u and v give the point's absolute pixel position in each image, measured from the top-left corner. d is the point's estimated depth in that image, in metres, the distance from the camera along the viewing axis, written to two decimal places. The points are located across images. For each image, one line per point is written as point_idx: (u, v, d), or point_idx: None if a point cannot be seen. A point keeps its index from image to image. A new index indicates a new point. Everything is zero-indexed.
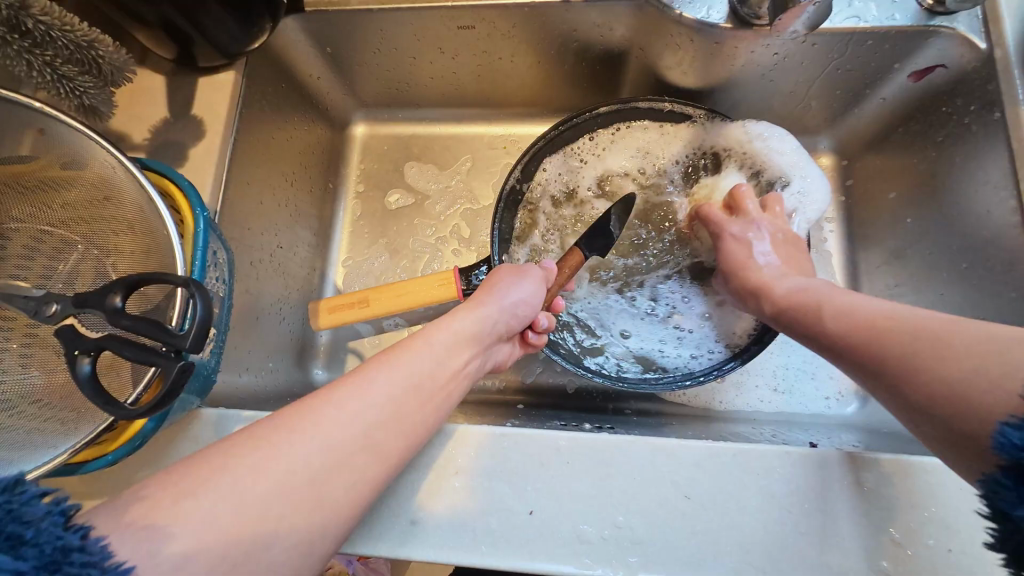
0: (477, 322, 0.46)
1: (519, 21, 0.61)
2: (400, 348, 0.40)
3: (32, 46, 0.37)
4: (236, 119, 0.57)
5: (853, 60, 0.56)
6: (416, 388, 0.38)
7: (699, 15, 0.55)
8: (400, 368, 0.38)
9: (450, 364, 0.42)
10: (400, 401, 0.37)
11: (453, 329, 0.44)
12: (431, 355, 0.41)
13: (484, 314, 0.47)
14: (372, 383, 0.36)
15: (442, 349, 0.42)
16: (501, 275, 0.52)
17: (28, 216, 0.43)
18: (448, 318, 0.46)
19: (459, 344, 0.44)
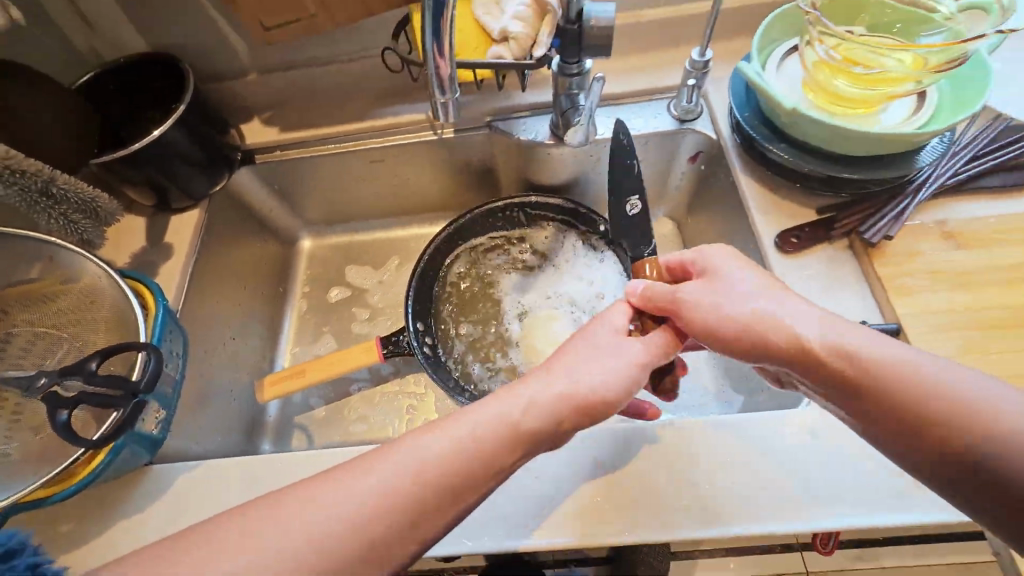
0: (552, 397, 0.43)
1: (414, 153, 0.84)
2: (441, 429, 0.40)
3: (53, 204, 0.54)
4: (197, 242, 0.75)
5: (646, 154, 0.79)
6: (457, 475, 0.38)
7: (531, 137, 0.78)
8: (439, 451, 0.38)
9: (498, 443, 0.40)
10: (439, 482, 0.37)
11: (513, 408, 0.41)
12: (474, 441, 0.39)
13: (560, 390, 0.43)
14: (389, 463, 0.37)
15: (489, 435, 0.40)
16: (585, 336, 0.49)
17: (31, 321, 0.57)
18: (519, 388, 0.43)
19: (513, 431, 0.41)
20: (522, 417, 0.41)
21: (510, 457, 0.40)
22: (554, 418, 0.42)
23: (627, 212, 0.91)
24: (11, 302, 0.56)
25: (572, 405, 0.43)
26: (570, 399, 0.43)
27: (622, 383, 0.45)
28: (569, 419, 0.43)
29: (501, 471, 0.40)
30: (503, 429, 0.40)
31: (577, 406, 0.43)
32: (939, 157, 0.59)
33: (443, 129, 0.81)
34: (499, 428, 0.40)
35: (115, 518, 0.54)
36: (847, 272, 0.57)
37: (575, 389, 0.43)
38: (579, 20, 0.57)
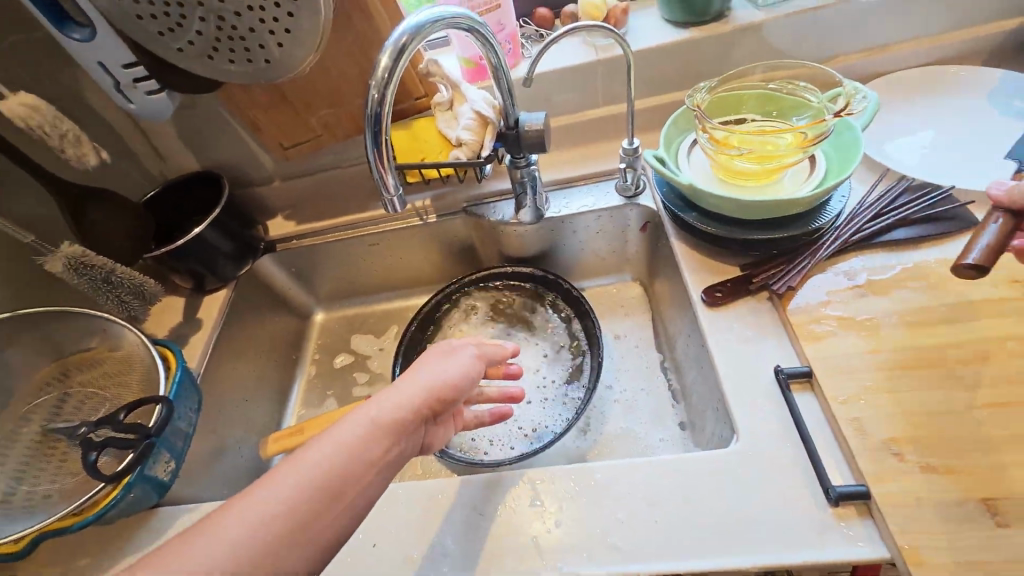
0: (393, 405, 0.47)
1: (405, 236, 0.99)
2: (292, 463, 0.42)
3: (111, 289, 0.70)
4: (222, 317, 0.90)
5: (602, 226, 0.90)
6: (319, 487, 0.41)
7: (500, 217, 0.92)
8: (310, 467, 0.42)
9: (353, 456, 0.43)
10: (303, 500, 0.40)
11: (361, 420, 0.45)
12: (330, 456, 0.43)
13: (401, 395, 0.48)
14: (242, 509, 0.39)
15: (353, 439, 0.44)
16: (423, 358, 0.53)
17: (84, 381, 0.70)
18: (363, 407, 0.47)
19: (369, 433, 0.45)
20: (372, 423, 0.45)
21: (372, 463, 0.44)
22: (405, 416, 0.47)
23: (597, 277, 1.00)
24: (72, 364, 0.70)
25: (414, 403, 0.48)
26: (410, 399, 0.48)
27: (461, 376, 0.52)
28: (419, 416, 0.48)
29: (368, 474, 0.44)
30: (355, 440, 0.44)
31: (421, 403, 0.48)
32: (836, 223, 0.66)
33: (428, 215, 0.96)
34: (350, 439, 0.44)
35: (125, 553, 0.62)
36: (768, 320, 0.62)
37: (417, 391, 0.49)
38: (517, 126, 0.71)
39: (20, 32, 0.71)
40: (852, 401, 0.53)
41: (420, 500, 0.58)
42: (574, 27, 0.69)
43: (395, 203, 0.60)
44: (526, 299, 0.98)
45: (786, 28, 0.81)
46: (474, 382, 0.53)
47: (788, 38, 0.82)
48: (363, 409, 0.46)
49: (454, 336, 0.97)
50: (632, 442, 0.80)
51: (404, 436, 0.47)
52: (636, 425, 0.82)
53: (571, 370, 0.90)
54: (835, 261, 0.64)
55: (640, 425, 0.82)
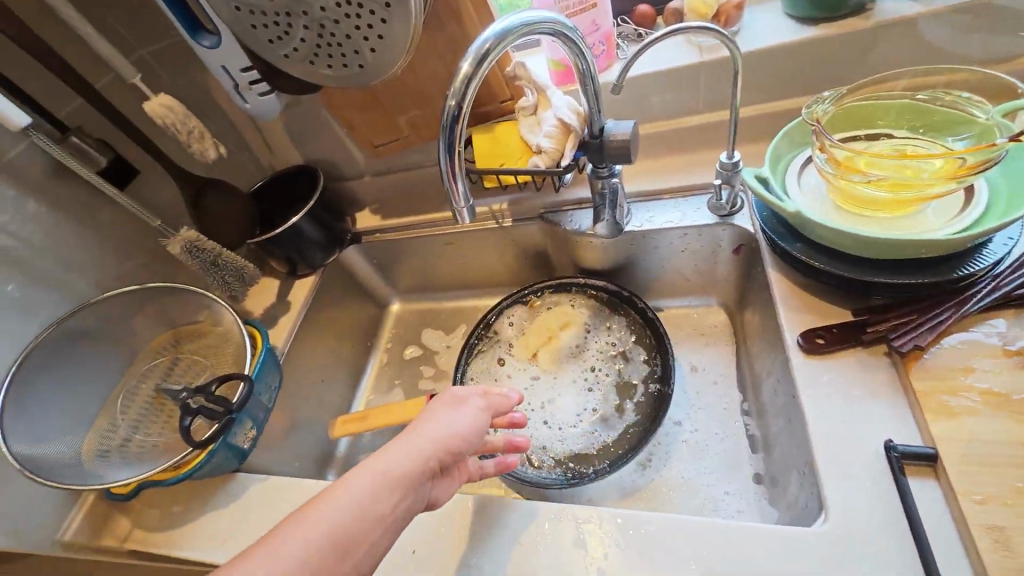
0: (399, 460, 0.48)
1: (479, 238, 0.99)
2: (305, 517, 0.42)
3: (218, 271, 0.78)
4: (309, 301, 0.97)
5: (688, 244, 0.83)
6: (331, 543, 0.41)
7: (576, 227, 0.88)
8: (325, 519, 0.42)
9: (361, 513, 0.44)
10: (315, 555, 0.40)
11: (369, 474, 0.46)
12: (342, 511, 0.43)
13: (407, 450, 0.49)
14: (257, 564, 0.39)
15: (366, 492, 0.45)
16: (427, 412, 0.54)
17: (191, 350, 0.79)
18: (367, 463, 0.47)
19: (377, 489, 0.45)
20: (381, 477, 0.46)
21: (380, 520, 0.45)
22: (412, 471, 0.48)
23: (677, 297, 0.92)
24: (182, 335, 0.79)
25: (421, 459, 0.49)
26: (416, 454, 0.49)
27: (465, 431, 0.52)
28: (425, 471, 0.49)
29: (376, 531, 0.44)
30: (364, 497, 0.44)
31: (428, 459, 0.49)
32: (994, 269, 0.53)
33: (503, 219, 0.95)
34: (359, 496, 0.44)
35: (208, 508, 0.70)
36: (884, 381, 0.52)
37: (424, 446, 0.50)
38: (601, 135, 0.67)
39: (168, 38, 0.82)
40: (991, 503, 0.42)
41: (462, 514, 0.56)
42: (681, 27, 0.62)
43: (467, 212, 0.59)
44: (596, 311, 0.92)
45: (948, 23, 0.67)
46: (477, 436, 0.54)
47: (950, 36, 0.67)
48: (367, 464, 0.47)
49: (518, 342, 0.94)
50: (698, 486, 0.73)
51: (411, 492, 0.47)
52: (705, 468, 0.75)
53: (639, 394, 0.83)
54: (986, 317, 0.52)
55: (709, 468, 0.75)
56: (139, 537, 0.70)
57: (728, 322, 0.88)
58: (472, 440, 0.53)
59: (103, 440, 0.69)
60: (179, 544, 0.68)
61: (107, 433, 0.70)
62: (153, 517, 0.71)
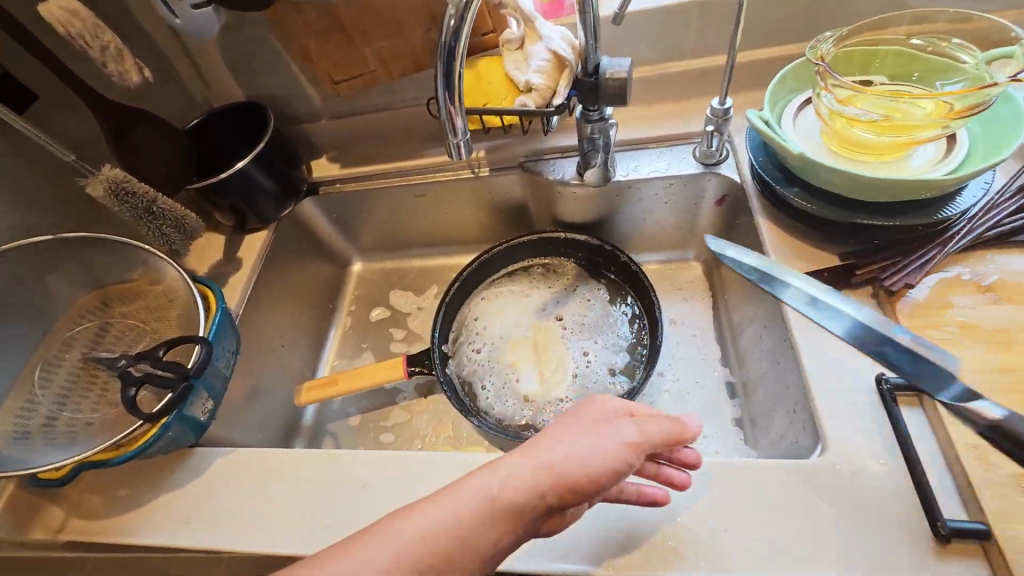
0: (520, 484, 0.42)
1: (453, 190, 0.93)
2: (414, 514, 0.42)
3: (155, 221, 0.67)
4: (264, 259, 0.87)
5: (671, 196, 0.82)
6: (416, 562, 0.39)
7: (559, 176, 0.84)
8: (415, 532, 0.41)
9: (471, 528, 0.41)
10: (399, 574, 0.39)
11: (481, 492, 0.42)
12: (450, 524, 0.41)
13: (515, 481, 0.42)
14: (364, 550, 0.40)
15: (471, 518, 0.41)
16: (569, 421, 0.47)
17: (124, 313, 0.68)
18: (490, 475, 0.43)
19: (488, 514, 0.41)
20: (489, 500, 0.42)
21: (486, 555, 0.41)
22: (519, 511, 0.42)
23: (656, 252, 0.93)
24: (111, 297, 0.68)
25: (528, 502, 0.42)
26: (521, 493, 0.42)
27: (603, 469, 0.43)
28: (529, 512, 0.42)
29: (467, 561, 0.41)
30: (462, 526, 0.41)
31: (532, 498, 0.42)
32: (969, 213, 0.56)
33: (480, 169, 0.89)
34: (472, 508, 0.41)
35: (162, 488, 0.62)
36: None
37: (531, 477, 0.43)
38: (595, 73, 0.63)
39: None
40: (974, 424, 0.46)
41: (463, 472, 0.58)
42: None
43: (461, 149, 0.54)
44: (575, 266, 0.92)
45: None
46: (613, 478, 0.44)
47: None
48: (485, 479, 0.43)
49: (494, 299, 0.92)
50: None
51: (515, 531, 0.42)
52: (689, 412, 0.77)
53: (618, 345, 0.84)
54: (961, 258, 0.55)
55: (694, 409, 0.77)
56: (79, 525, 0.62)
57: (707, 276, 0.90)
58: (604, 483, 0.44)
59: (22, 418, 0.59)
60: (130, 529, 0.60)
61: (26, 410, 0.59)
62: (94, 502, 0.63)
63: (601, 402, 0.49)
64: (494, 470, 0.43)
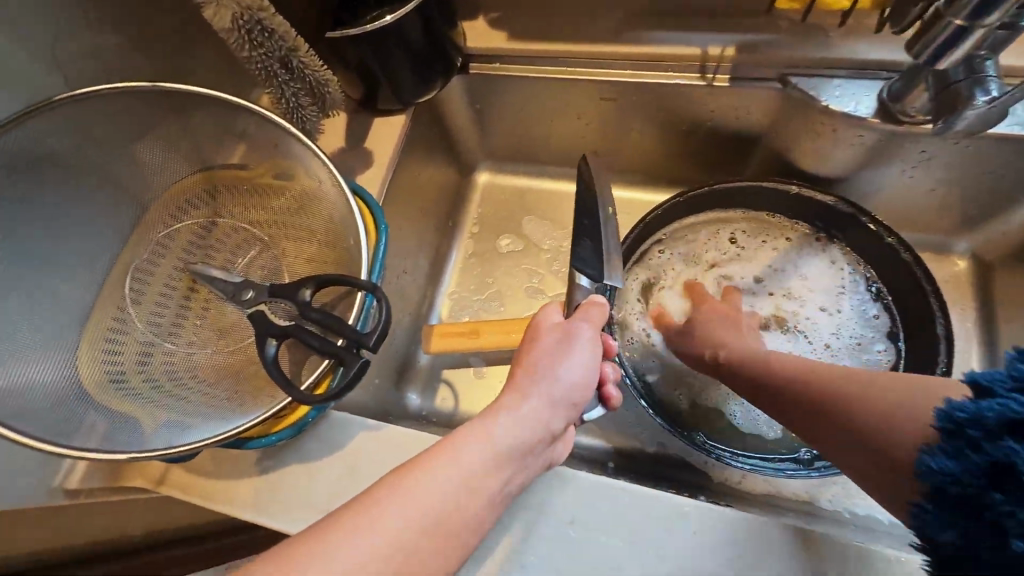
0: (517, 431, 0.41)
1: (659, 98, 0.66)
2: (409, 477, 0.36)
3: (289, 80, 0.44)
4: (397, 156, 0.65)
5: (1002, 165, 0.56)
6: (429, 527, 0.35)
7: (847, 108, 0.56)
8: (432, 489, 0.36)
9: (470, 477, 0.37)
10: (412, 536, 0.34)
11: (479, 439, 0.39)
12: (457, 475, 0.37)
13: (811, 365, 0.47)
14: (396, 508, 0.34)
15: (469, 469, 0.37)
16: (528, 348, 0.47)
17: (235, 214, 0.48)
18: (487, 425, 0.40)
19: (493, 460, 0.39)
20: (490, 448, 0.39)
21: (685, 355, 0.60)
22: (805, 384, 0.45)
23: (909, 233, 0.68)
24: (218, 188, 0.48)
25: (811, 387, 0.45)
26: (817, 372, 0.45)
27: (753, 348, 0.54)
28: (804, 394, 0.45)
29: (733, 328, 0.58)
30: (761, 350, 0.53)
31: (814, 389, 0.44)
32: None
33: (714, 74, 0.61)
34: (473, 461, 0.38)
35: (289, 459, 0.48)
36: None
37: (834, 373, 0.44)
38: None
39: None
40: None
41: (720, 539, 0.40)
42: None
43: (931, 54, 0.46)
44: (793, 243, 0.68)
45: None
46: (854, 405, 0.41)
47: None
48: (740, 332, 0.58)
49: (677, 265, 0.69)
50: None
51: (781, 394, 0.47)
52: None
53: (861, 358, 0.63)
54: None
55: None
56: (184, 482, 0.48)
57: (975, 278, 0.67)
58: (842, 398, 0.42)
59: (111, 348, 0.42)
60: (250, 504, 0.47)
61: (115, 338, 0.43)
62: (202, 457, 0.49)
63: (599, 309, 0.49)
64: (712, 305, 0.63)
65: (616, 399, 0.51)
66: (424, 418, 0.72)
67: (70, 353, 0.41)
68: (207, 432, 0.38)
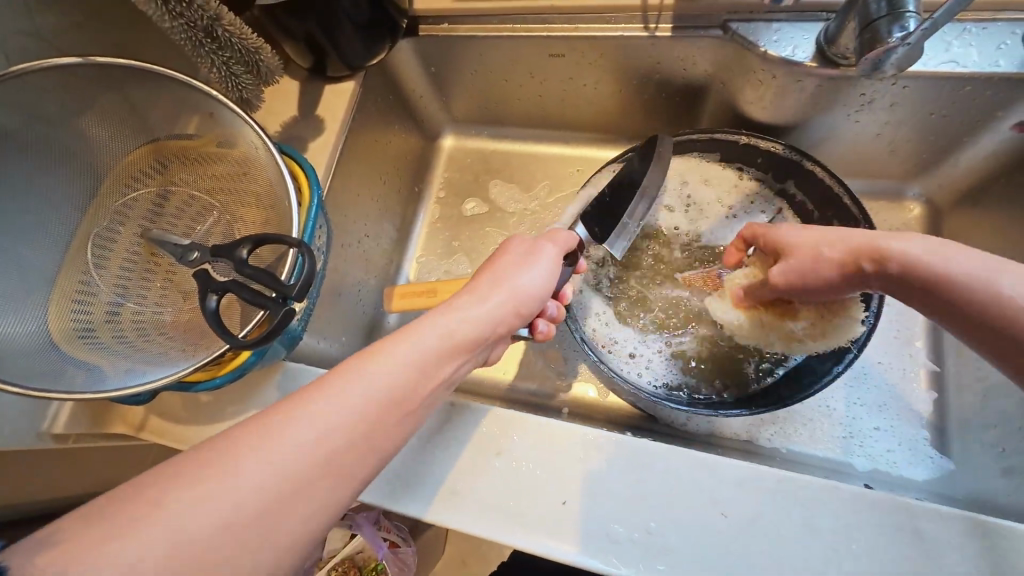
0: (474, 322, 0.43)
1: (606, 52, 0.65)
2: (370, 359, 0.36)
3: (217, 49, 0.46)
4: (348, 123, 0.66)
5: (949, 106, 0.55)
6: (392, 401, 0.35)
7: (785, 53, 0.55)
8: (391, 368, 0.36)
9: (424, 359, 0.38)
10: (374, 408, 0.34)
11: (440, 329, 0.41)
12: (414, 356, 0.38)
13: (964, 270, 0.40)
14: (344, 390, 0.33)
15: (428, 351, 0.39)
16: (496, 261, 0.50)
17: (185, 182, 0.52)
18: (442, 315, 0.42)
19: (447, 347, 0.40)
20: (450, 334, 0.41)
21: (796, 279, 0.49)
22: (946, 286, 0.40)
23: (863, 181, 0.68)
24: (167, 157, 0.51)
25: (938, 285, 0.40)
26: (972, 282, 0.39)
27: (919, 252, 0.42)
28: (937, 294, 0.40)
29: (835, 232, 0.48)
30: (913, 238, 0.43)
31: (940, 285, 0.40)
32: None
33: (657, 24, 0.61)
34: (425, 347, 0.39)
35: (251, 405, 0.53)
36: None
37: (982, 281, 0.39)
38: None
39: None
40: None
41: (630, 466, 0.44)
42: None
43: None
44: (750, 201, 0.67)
45: None
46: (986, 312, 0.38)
47: None
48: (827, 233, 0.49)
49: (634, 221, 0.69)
50: (854, 420, 0.62)
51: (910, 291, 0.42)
52: (867, 394, 0.62)
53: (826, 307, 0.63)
54: None
55: (874, 392, 0.62)
56: (159, 427, 0.53)
57: (927, 224, 0.67)
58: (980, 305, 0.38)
59: (79, 308, 0.47)
60: None
61: (83, 296, 0.47)
62: (174, 405, 0.54)
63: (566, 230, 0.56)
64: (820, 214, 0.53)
65: (542, 332, 0.55)
66: None
67: (41, 311, 0.46)
68: (172, 371, 0.44)
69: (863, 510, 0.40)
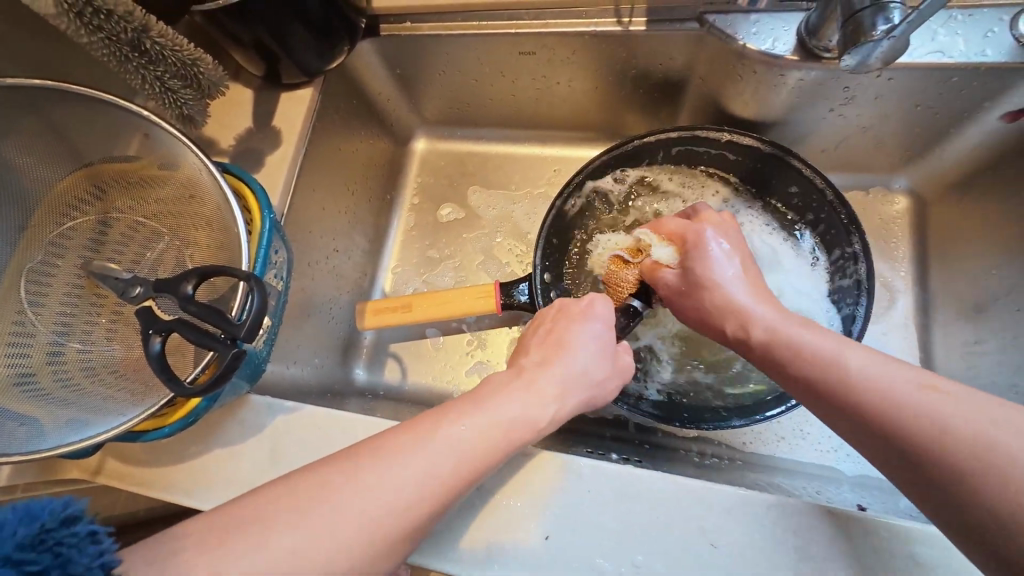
0: (540, 394, 0.41)
1: (578, 47, 0.62)
2: (440, 430, 0.36)
3: (147, 63, 0.42)
4: (309, 134, 0.62)
5: (936, 98, 0.53)
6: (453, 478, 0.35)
7: (765, 46, 0.53)
8: (456, 446, 0.36)
9: (466, 465, 0.36)
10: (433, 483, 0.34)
11: (505, 402, 0.39)
12: (481, 433, 0.37)
13: (885, 380, 0.35)
14: (408, 461, 0.34)
15: (495, 427, 0.38)
16: (564, 321, 0.47)
17: (128, 208, 0.48)
18: (486, 406, 0.39)
19: (508, 424, 0.39)
20: (511, 405, 0.39)
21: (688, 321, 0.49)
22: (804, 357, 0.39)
23: (850, 174, 0.66)
24: (106, 182, 0.47)
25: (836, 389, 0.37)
26: (896, 391, 0.34)
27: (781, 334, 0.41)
28: (856, 414, 0.36)
29: (734, 280, 0.46)
30: (805, 324, 0.41)
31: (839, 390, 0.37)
32: None
33: (630, 17, 0.58)
34: (465, 448, 0.36)
35: (214, 443, 0.50)
36: None
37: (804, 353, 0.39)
38: None
39: None
40: None
41: (615, 496, 0.42)
42: None
43: None
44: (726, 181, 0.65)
45: None
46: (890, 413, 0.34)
47: None
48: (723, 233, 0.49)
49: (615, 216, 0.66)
50: None
51: (803, 382, 0.39)
52: None
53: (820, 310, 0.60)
54: None
55: None
56: (115, 470, 0.50)
57: (914, 217, 0.65)
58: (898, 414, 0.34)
59: (15, 350, 0.43)
60: (180, 486, 0.49)
61: (18, 339, 0.43)
62: (132, 445, 0.51)
63: (605, 301, 0.49)
64: (721, 252, 0.47)
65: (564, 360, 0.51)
66: (371, 393, 0.73)
67: None
68: (119, 420, 0.41)
69: (857, 533, 0.39)
